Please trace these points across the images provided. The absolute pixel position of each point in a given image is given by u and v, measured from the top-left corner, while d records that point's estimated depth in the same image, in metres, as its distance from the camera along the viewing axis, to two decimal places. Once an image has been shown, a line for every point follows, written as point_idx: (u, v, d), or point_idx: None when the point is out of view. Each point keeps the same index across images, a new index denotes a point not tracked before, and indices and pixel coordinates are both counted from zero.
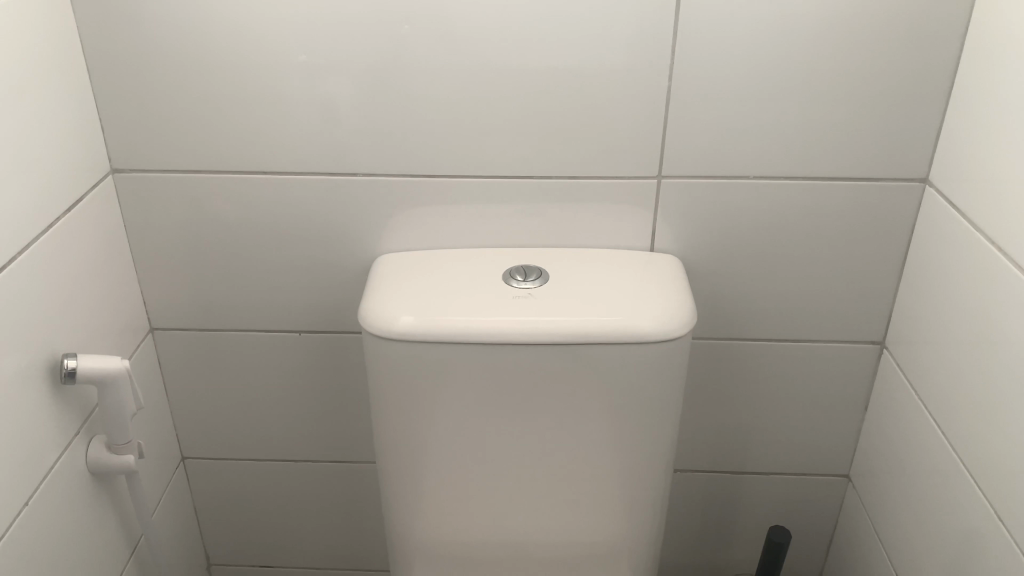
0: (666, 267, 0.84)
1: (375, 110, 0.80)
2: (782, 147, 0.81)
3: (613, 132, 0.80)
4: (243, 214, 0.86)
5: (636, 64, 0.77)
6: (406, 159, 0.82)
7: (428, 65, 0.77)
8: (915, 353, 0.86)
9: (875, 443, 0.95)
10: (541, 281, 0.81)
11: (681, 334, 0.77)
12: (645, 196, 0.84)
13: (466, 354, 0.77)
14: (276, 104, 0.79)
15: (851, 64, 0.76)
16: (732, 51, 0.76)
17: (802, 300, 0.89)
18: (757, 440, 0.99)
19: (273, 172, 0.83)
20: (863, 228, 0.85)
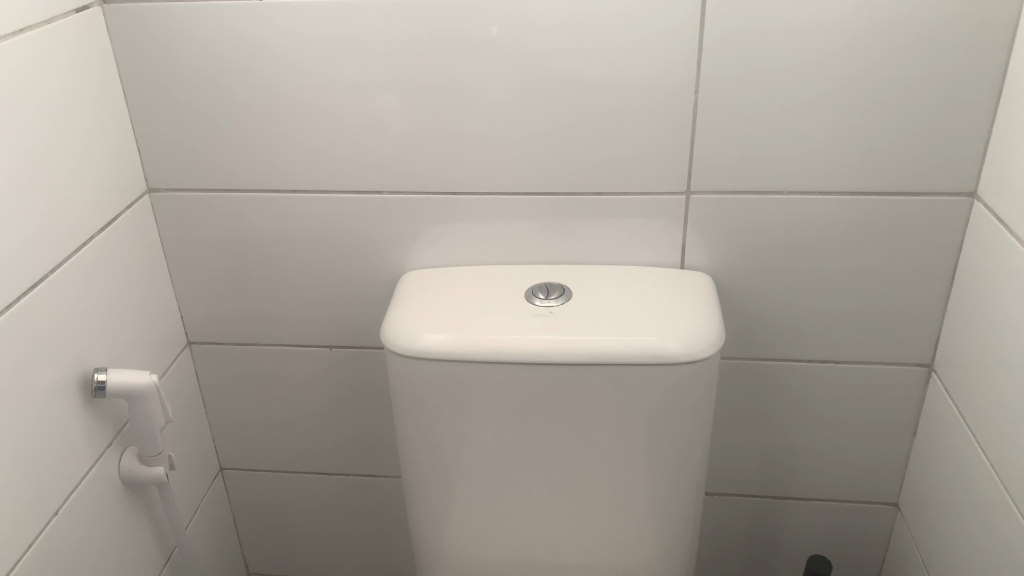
0: (694, 284, 0.81)
1: (401, 125, 0.80)
2: (817, 160, 0.77)
3: (639, 147, 0.78)
4: (273, 231, 0.87)
5: (661, 76, 0.75)
6: (430, 176, 0.82)
7: (450, 82, 0.77)
8: (965, 376, 0.81)
9: (925, 470, 0.89)
10: (563, 299, 0.79)
11: (707, 355, 0.74)
12: (673, 212, 0.82)
13: (486, 373, 0.76)
14: (302, 122, 0.80)
15: (887, 72, 0.73)
16: (760, 62, 0.73)
17: (842, 320, 0.85)
18: (797, 465, 0.95)
19: (301, 189, 0.84)
20: (906, 245, 0.80)
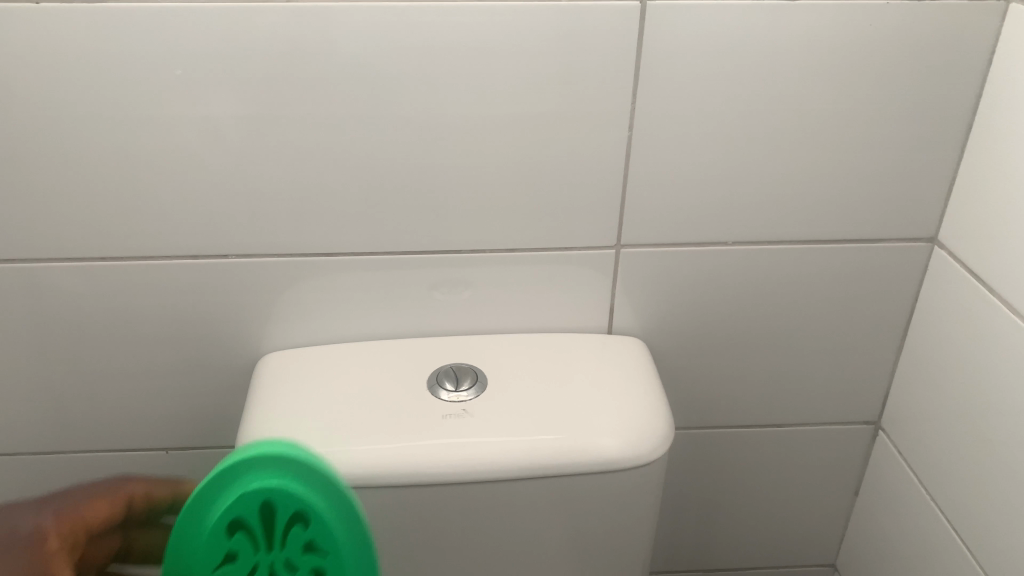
0: (629, 354, 0.67)
1: (257, 172, 0.61)
2: (767, 205, 0.65)
3: (560, 195, 0.64)
4: (82, 310, 0.65)
5: (589, 111, 0.60)
6: (296, 234, 0.64)
7: (319, 118, 0.59)
8: (919, 440, 0.72)
9: (869, 535, 0.81)
10: (476, 387, 0.63)
11: (659, 455, 0.60)
12: (600, 269, 0.68)
13: (381, 497, 0.58)
14: (114, 171, 0.60)
15: (852, 104, 0.61)
16: (706, 92, 0.60)
17: (786, 380, 0.75)
18: (730, 535, 0.85)
19: (117, 256, 0.63)
20: (858, 296, 0.71)
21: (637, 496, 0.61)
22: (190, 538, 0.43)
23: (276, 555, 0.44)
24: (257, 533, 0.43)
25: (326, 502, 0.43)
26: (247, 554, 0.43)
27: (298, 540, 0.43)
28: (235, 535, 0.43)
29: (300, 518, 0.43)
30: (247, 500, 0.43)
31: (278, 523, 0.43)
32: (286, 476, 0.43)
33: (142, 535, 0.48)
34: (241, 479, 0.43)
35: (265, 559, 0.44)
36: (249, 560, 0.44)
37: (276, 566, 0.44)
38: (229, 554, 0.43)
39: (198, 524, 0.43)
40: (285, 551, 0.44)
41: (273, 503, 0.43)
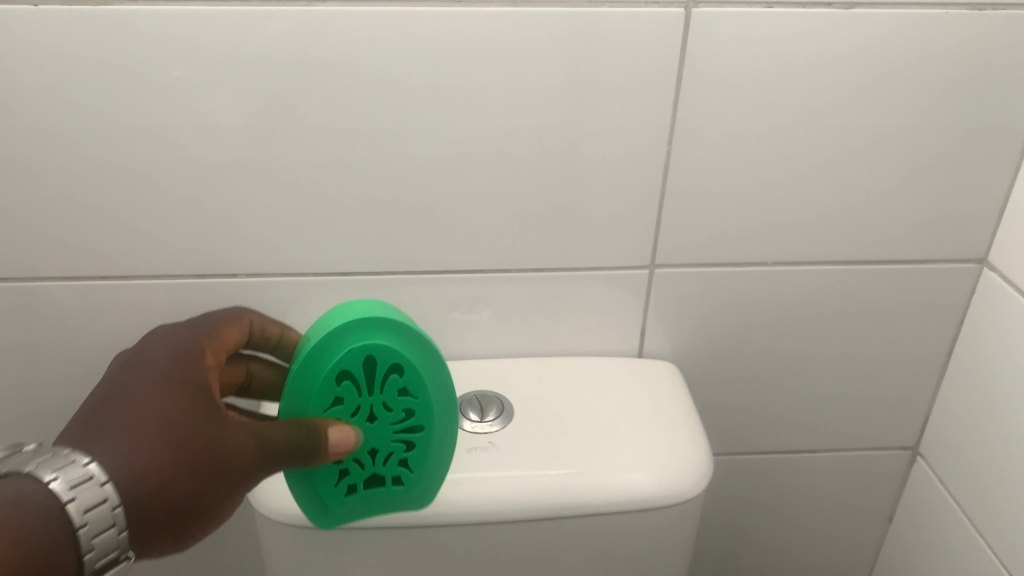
0: (662, 380, 0.64)
1: (272, 188, 0.57)
2: (809, 225, 0.62)
3: (591, 213, 0.60)
4: (84, 331, 0.62)
5: (625, 125, 0.56)
6: (311, 253, 0.60)
7: (338, 131, 0.55)
8: (961, 469, 0.69)
9: (903, 564, 0.78)
10: (502, 417, 0.59)
11: (697, 493, 0.56)
12: (632, 290, 0.64)
13: (397, 536, 0.55)
14: (117, 185, 0.56)
15: (904, 119, 0.58)
16: (750, 106, 0.56)
17: (821, 404, 0.72)
18: (756, 561, 0.82)
19: (120, 275, 0.60)
20: (901, 319, 0.67)
21: (672, 533, 0.58)
22: (301, 388, 0.49)
23: (373, 400, 0.50)
24: (360, 383, 0.50)
25: (416, 354, 0.50)
26: (351, 399, 0.50)
27: (396, 386, 0.50)
28: (343, 383, 0.49)
29: (396, 369, 0.50)
30: (355, 353, 0.49)
31: (375, 373, 0.50)
32: (385, 334, 0.49)
33: (260, 368, 0.55)
34: (344, 343, 0.49)
35: (364, 404, 0.50)
36: (353, 405, 0.50)
37: (375, 409, 0.50)
38: (338, 399, 0.50)
39: (313, 374, 0.49)
40: (381, 397, 0.50)
41: (375, 356, 0.49)
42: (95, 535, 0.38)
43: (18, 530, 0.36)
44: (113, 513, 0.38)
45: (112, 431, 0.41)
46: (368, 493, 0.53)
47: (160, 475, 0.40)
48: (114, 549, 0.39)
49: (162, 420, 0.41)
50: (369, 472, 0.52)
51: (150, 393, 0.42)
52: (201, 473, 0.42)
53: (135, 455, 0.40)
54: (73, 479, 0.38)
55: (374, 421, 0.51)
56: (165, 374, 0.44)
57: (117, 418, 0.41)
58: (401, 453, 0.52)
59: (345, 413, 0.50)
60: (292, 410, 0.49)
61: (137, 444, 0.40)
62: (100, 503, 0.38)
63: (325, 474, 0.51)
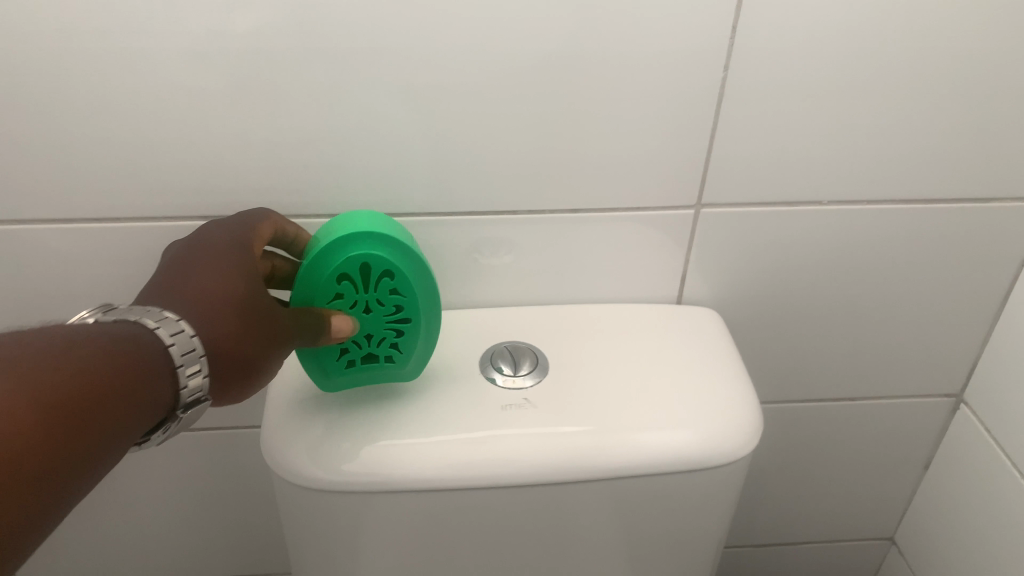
0: (705, 329, 0.60)
1: (281, 120, 0.51)
2: (871, 160, 0.57)
3: (635, 148, 0.54)
4: (78, 277, 0.57)
5: (678, 48, 0.50)
6: (327, 193, 0.54)
7: (355, 56, 0.49)
8: (1013, 420, 0.65)
9: (939, 513, 0.75)
10: (537, 373, 0.55)
11: (746, 453, 0.53)
12: (674, 232, 0.59)
13: (432, 503, 0.51)
14: (108, 116, 0.50)
15: (986, 43, 0.52)
16: (817, 26, 0.50)
17: (865, 350, 0.68)
18: (786, 509, 0.79)
19: (114, 218, 0.54)
20: (958, 261, 0.63)
21: (718, 495, 0.54)
22: (304, 286, 0.47)
23: (368, 297, 0.48)
24: (357, 283, 0.48)
25: (409, 258, 0.48)
26: (349, 296, 0.48)
27: (389, 291, 0.48)
28: (342, 282, 0.47)
29: (391, 270, 0.48)
30: (351, 262, 0.47)
31: (370, 272, 0.48)
32: (379, 246, 0.47)
33: (282, 263, 0.51)
34: (343, 246, 0.47)
35: (360, 300, 0.48)
36: (350, 301, 0.48)
37: (370, 305, 0.49)
38: (337, 295, 0.48)
39: (312, 275, 0.47)
40: (376, 294, 0.48)
41: (370, 265, 0.47)
42: (190, 374, 0.37)
43: (121, 360, 0.35)
44: (202, 359, 0.37)
45: (181, 293, 0.40)
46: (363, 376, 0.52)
47: (236, 332, 0.39)
48: (202, 391, 0.38)
49: (228, 288, 0.40)
50: (363, 359, 0.51)
51: (213, 266, 0.41)
52: (265, 337, 0.41)
53: (209, 313, 0.39)
54: (169, 327, 0.37)
55: (368, 315, 0.49)
56: (223, 255, 0.43)
57: (184, 285, 0.40)
58: (393, 345, 0.51)
59: (343, 308, 0.48)
60: (293, 302, 0.47)
61: (209, 303, 0.39)
62: (193, 349, 0.37)
63: (323, 359, 0.50)
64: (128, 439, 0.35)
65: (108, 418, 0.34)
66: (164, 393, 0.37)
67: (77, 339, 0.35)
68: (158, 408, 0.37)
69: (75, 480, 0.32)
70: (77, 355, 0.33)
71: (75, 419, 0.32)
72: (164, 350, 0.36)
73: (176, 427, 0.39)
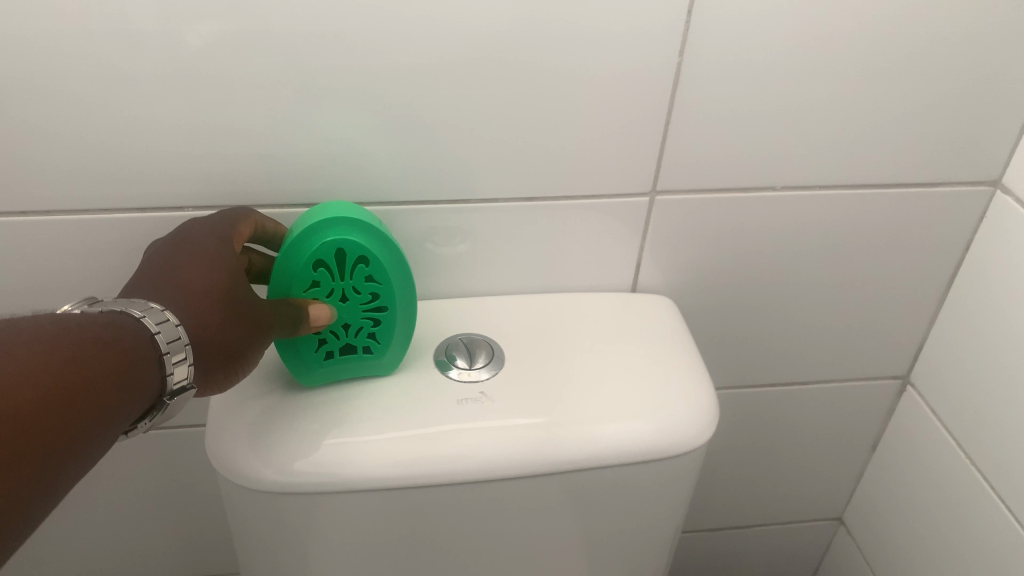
0: (661, 317, 0.59)
1: (219, 105, 0.48)
2: (822, 146, 0.57)
3: (589, 134, 0.53)
4: (3, 274, 0.53)
5: (633, 32, 0.49)
6: (271, 183, 0.52)
7: (298, 38, 0.46)
8: (958, 400, 0.66)
9: (886, 493, 0.77)
10: (493, 365, 0.54)
11: (704, 441, 0.52)
12: (629, 220, 0.58)
13: (386, 501, 0.49)
14: (31, 102, 0.46)
15: (933, 28, 0.52)
16: (770, 11, 0.50)
17: (816, 335, 0.68)
18: (739, 493, 0.80)
19: (40, 210, 0.51)
20: (905, 245, 0.63)
21: (677, 483, 0.54)
22: (281, 275, 0.47)
23: (344, 285, 0.48)
24: (333, 269, 0.47)
25: (383, 244, 0.48)
26: (326, 284, 0.48)
27: (364, 276, 0.48)
28: (318, 269, 0.47)
29: (366, 256, 0.47)
30: (325, 247, 0.47)
31: (346, 259, 0.47)
32: (352, 231, 0.47)
33: (260, 259, 0.50)
34: (319, 233, 0.46)
35: (336, 288, 0.48)
36: (327, 289, 0.48)
37: (346, 292, 0.49)
38: (314, 283, 0.48)
39: (288, 263, 0.47)
40: (352, 281, 0.48)
41: (344, 250, 0.47)
42: (175, 363, 0.38)
43: (106, 350, 0.36)
44: (187, 347, 0.38)
45: (168, 285, 0.41)
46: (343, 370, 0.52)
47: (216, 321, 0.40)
48: (187, 380, 0.39)
49: (212, 280, 0.42)
50: (342, 349, 0.51)
51: (201, 258, 0.43)
52: (246, 326, 0.42)
53: (194, 304, 0.40)
54: (155, 317, 0.38)
55: (344, 302, 0.49)
56: (211, 248, 0.44)
57: (172, 277, 0.42)
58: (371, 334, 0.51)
59: (320, 296, 0.48)
60: (271, 292, 0.47)
61: (195, 293, 0.41)
62: (179, 338, 0.38)
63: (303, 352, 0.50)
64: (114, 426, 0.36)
65: (91, 405, 0.35)
66: (151, 382, 0.37)
67: (67, 327, 0.36)
68: (145, 396, 0.37)
69: (64, 464, 0.33)
70: (65, 344, 0.35)
71: (62, 405, 0.34)
72: (150, 338, 0.37)
73: (163, 415, 0.39)
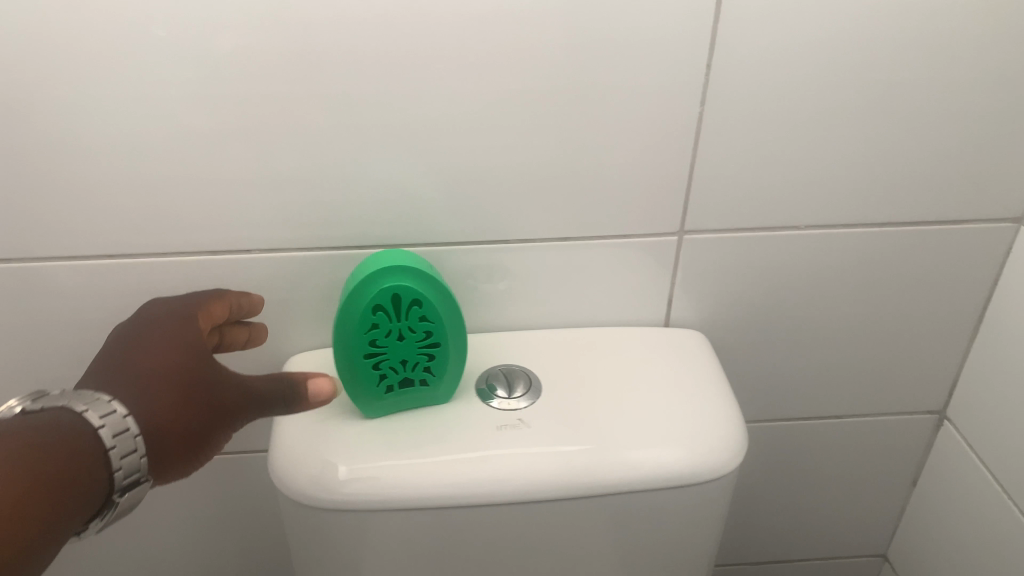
0: (693, 351, 0.62)
1: (282, 158, 0.54)
2: (844, 186, 0.60)
3: (620, 177, 0.57)
4: (90, 312, 0.59)
5: (657, 83, 0.53)
6: (328, 227, 0.57)
7: (352, 95, 0.52)
8: (994, 433, 0.67)
9: (928, 528, 0.77)
10: (532, 395, 0.57)
11: (733, 467, 0.55)
12: (660, 258, 0.62)
13: (431, 519, 0.53)
14: (120, 156, 0.52)
15: (944, 74, 0.55)
16: (786, 61, 0.54)
17: (849, 369, 0.70)
18: (780, 527, 0.81)
19: (125, 253, 0.57)
20: (933, 281, 0.65)
21: (708, 508, 0.56)
22: (343, 319, 0.51)
23: (400, 326, 0.51)
24: (390, 312, 0.51)
25: (434, 286, 0.51)
26: (384, 326, 0.51)
27: (418, 317, 0.51)
28: (376, 312, 0.50)
29: (419, 298, 0.51)
30: (382, 293, 0.50)
31: (401, 302, 0.51)
32: (405, 277, 0.50)
33: (232, 330, 0.55)
34: (375, 280, 0.50)
35: (393, 329, 0.51)
36: (385, 330, 0.51)
37: (402, 333, 0.52)
38: (372, 326, 0.51)
39: (350, 308, 0.50)
40: (407, 322, 0.51)
41: (399, 295, 0.50)
42: (123, 457, 0.43)
43: (52, 453, 0.40)
44: (134, 440, 0.43)
45: (125, 371, 0.46)
46: (402, 402, 0.55)
47: (169, 410, 0.45)
48: (138, 470, 0.44)
49: (167, 363, 0.46)
50: (400, 384, 0.54)
51: (158, 338, 0.47)
52: (202, 410, 0.46)
53: (145, 394, 0.45)
54: (101, 412, 0.43)
55: (401, 342, 0.52)
56: (172, 324, 0.48)
57: (128, 364, 0.46)
58: (426, 370, 0.54)
59: (379, 338, 0.51)
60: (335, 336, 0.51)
61: (153, 378, 0.45)
62: (124, 431, 0.43)
63: (365, 390, 0.53)
64: (70, 522, 0.40)
65: (46, 507, 0.39)
66: (102, 477, 0.42)
67: (14, 434, 0.40)
68: (98, 490, 0.42)
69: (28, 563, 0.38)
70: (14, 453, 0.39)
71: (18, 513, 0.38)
72: (95, 435, 0.42)
73: (116, 509, 0.44)
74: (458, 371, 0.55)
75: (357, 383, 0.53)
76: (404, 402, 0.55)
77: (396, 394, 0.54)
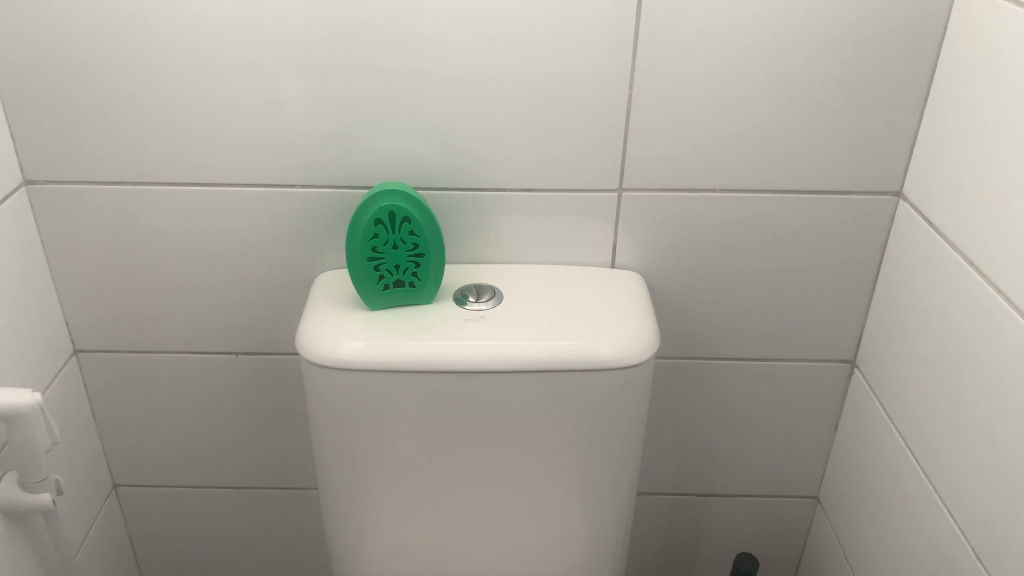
0: (629, 284, 0.79)
1: (318, 115, 0.73)
2: (750, 159, 0.76)
3: (571, 142, 0.75)
4: (173, 228, 0.79)
5: (596, 68, 0.71)
6: (349, 170, 0.76)
7: (371, 71, 0.71)
8: (887, 373, 0.81)
9: (845, 464, 0.91)
10: (494, 302, 0.75)
11: (644, 362, 0.71)
12: (606, 210, 0.79)
13: (410, 382, 0.70)
14: (205, 108, 0.73)
15: (823, 71, 0.72)
16: (696, 57, 0.71)
17: (769, 316, 0.85)
18: (722, 462, 0.95)
19: (202, 182, 0.77)
20: (833, 243, 0.81)
21: (627, 397, 0.72)
22: (354, 228, 0.70)
23: (395, 237, 0.70)
24: (387, 225, 0.70)
25: (421, 210, 0.70)
26: (383, 235, 0.70)
27: (407, 231, 0.70)
28: (377, 225, 0.70)
29: (409, 216, 0.70)
30: (382, 210, 0.69)
31: (395, 219, 0.70)
32: (401, 200, 0.69)
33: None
34: (378, 200, 0.69)
35: (390, 239, 0.71)
36: (383, 239, 0.70)
37: (396, 243, 0.71)
38: (374, 235, 0.70)
39: (359, 220, 0.70)
40: (400, 235, 0.71)
41: (394, 212, 0.69)
42: None
43: None
44: None
45: None
46: (395, 300, 0.74)
47: None
48: None
49: None
50: (393, 285, 0.72)
51: None
52: None
53: None
54: None
55: (395, 250, 0.71)
56: None
57: None
58: (413, 275, 0.72)
59: (379, 245, 0.71)
60: (348, 240, 0.70)
61: None
62: None
63: (368, 286, 0.72)
64: None
65: None
66: None
67: None
68: None
69: None
70: None
71: None
72: None
73: None
74: (437, 279, 0.73)
75: (362, 280, 0.72)
76: (396, 301, 0.74)
77: (390, 293, 0.73)
